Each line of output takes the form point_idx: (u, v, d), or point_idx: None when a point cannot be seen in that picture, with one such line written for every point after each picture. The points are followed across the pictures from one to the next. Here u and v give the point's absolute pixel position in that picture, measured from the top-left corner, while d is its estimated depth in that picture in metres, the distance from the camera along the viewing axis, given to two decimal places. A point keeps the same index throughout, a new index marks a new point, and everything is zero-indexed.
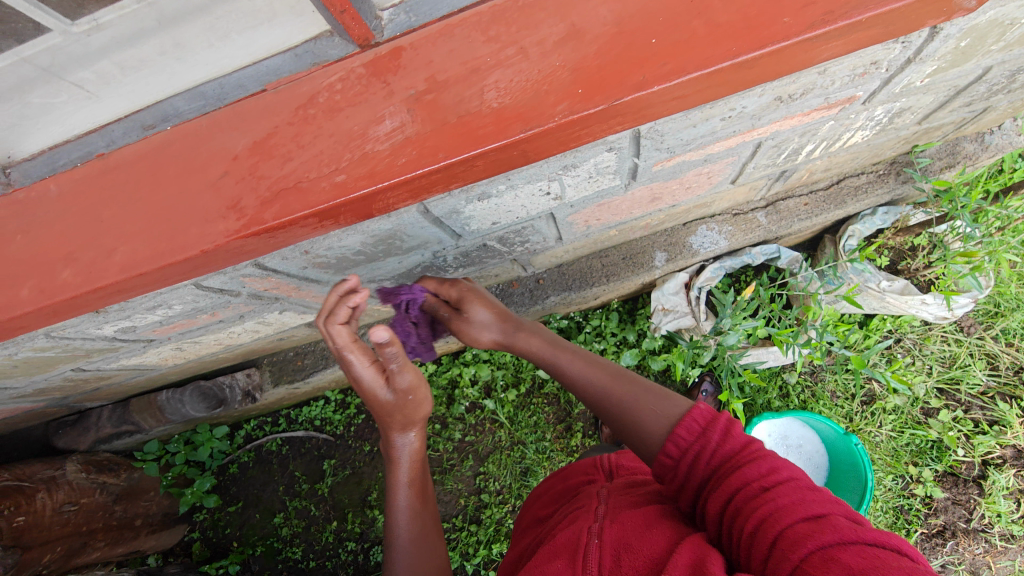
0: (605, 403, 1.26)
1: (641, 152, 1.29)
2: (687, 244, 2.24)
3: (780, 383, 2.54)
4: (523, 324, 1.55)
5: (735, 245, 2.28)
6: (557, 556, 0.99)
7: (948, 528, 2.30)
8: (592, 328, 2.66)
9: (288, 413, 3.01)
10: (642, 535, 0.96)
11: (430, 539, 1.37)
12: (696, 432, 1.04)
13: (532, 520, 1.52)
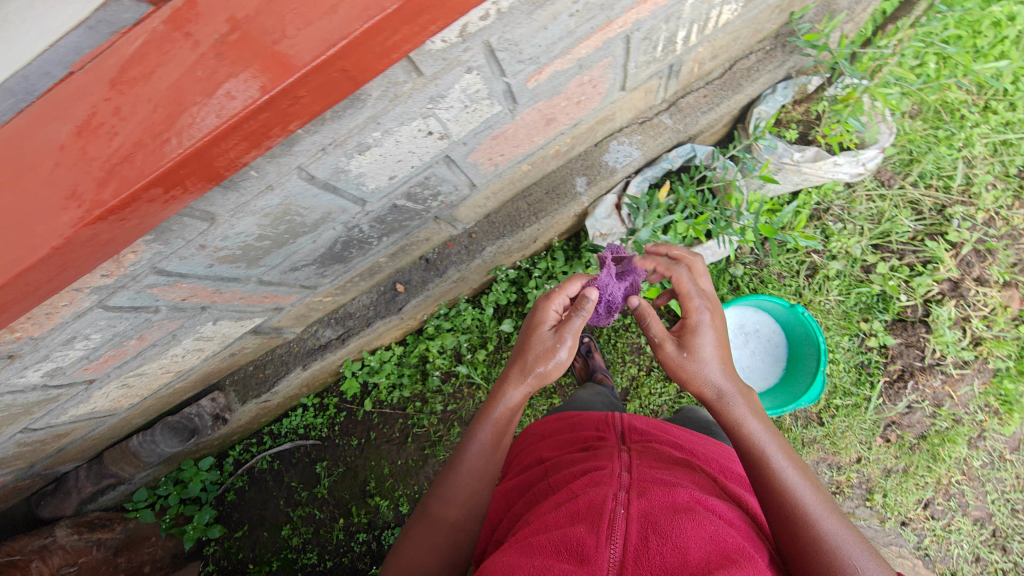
0: (804, 528, 1.13)
1: (505, 68, 1.29)
2: (603, 163, 2.25)
3: (726, 277, 2.63)
4: (747, 395, 1.35)
5: (651, 154, 2.31)
6: (579, 520, 1.13)
7: (906, 371, 2.42)
8: (541, 271, 2.77)
9: (270, 429, 3.01)
10: (665, 515, 1.11)
11: (482, 486, 1.51)
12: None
13: (536, 457, 1.65)
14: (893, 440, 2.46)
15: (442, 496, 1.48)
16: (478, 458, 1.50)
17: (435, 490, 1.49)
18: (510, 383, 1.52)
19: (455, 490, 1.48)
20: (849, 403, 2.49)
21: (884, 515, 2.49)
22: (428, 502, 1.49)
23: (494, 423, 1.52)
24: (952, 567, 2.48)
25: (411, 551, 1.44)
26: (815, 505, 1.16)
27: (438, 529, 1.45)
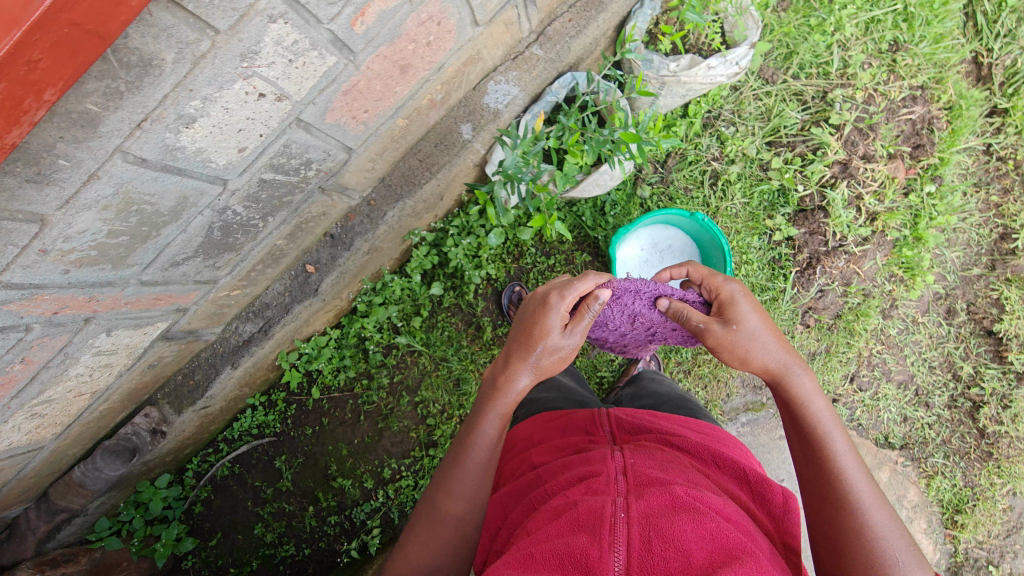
0: (854, 518, 1.28)
1: (317, 12, 1.27)
2: (484, 106, 2.22)
3: (634, 201, 2.68)
4: (804, 371, 1.50)
5: (533, 89, 2.29)
6: (580, 528, 1.11)
7: (813, 258, 2.54)
8: (459, 227, 2.75)
9: (224, 436, 2.99)
10: (665, 518, 1.11)
11: (484, 480, 1.57)
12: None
13: (524, 455, 1.69)
14: (813, 325, 2.59)
15: (446, 490, 1.53)
16: (481, 451, 1.57)
17: (440, 483, 1.55)
18: (519, 373, 1.60)
19: (461, 482, 1.53)
20: (767, 298, 2.58)
21: None
22: (433, 497, 1.54)
23: (497, 415, 1.60)
24: (883, 430, 2.65)
25: (419, 545, 1.50)
26: (868, 497, 1.30)
27: (444, 522, 1.51)
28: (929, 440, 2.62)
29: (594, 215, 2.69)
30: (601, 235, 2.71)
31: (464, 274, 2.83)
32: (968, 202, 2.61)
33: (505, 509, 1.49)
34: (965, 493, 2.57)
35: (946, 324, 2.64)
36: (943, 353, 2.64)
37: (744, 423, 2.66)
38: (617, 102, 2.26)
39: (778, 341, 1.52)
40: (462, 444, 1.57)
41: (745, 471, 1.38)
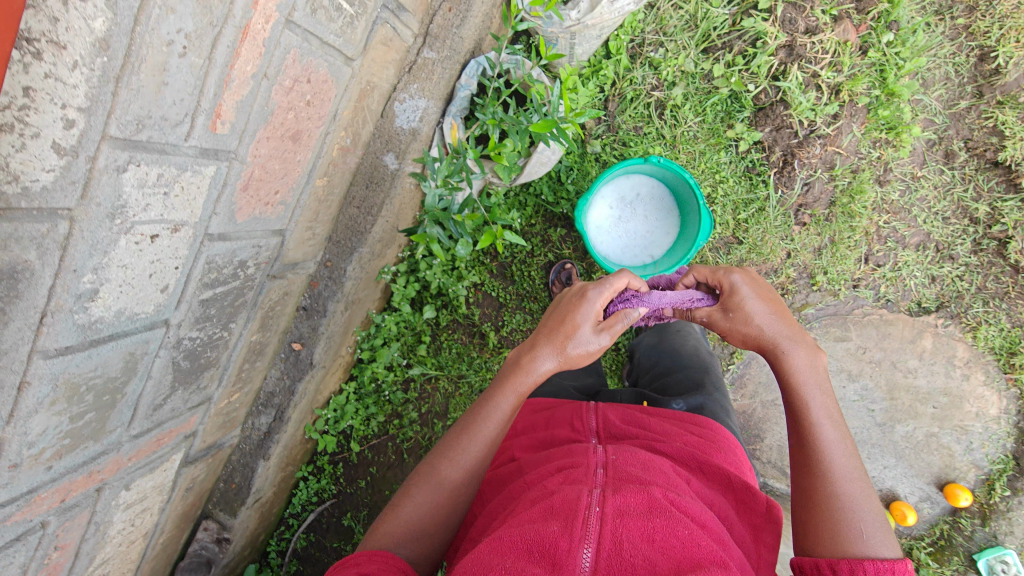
0: (829, 490, 1.40)
1: (170, 138, 1.18)
2: (397, 130, 2.08)
3: (588, 160, 2.53)
4: (800, 347, 1.56)
5: (442, 92, 2.14)
6: (552, 518, 1.15)
7: (787, 155, 2.38)
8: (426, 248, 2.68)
9: (289, 512, 3.05)
10: (639, 517, 1.15)
11: (489, 455, 1.57)
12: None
13: (508, 444, 1.72)
14: (808, 221, 2.46)
15: (456, 452, 1.53)
16: (494, 425, 1.58)
17: (450, 443, 1.55)
18: (547, 354, 1.61)
19: (471, 449, 1.54)
20: (753, 211, 2.45)
21: (834, 289, 2.52)
22: (440, 453, 1.54)
23: (515, 393, 1.60)
24: (914, 298, 2.53)
25: (415, 495, 1.49)
26: (845, 467, 1.42)
27: (446, 479, 1.51)
28: (964, 293, 2.49)
29: (552, 188, 2.56)
30: (565, 203, 2.57)
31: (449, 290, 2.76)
32: (935, 34, 2.38)
33: (486, 501, 1.53)
34: (1015, 334, 2.47)
35: (948, 170, 2.47)
36: (953, 200, 2.47)
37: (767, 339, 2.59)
38: (530, 78, 2.10)
39: (779, 322, 1.57)
40: (480, 411, 1.59)
41: (731, 479, 1.43)
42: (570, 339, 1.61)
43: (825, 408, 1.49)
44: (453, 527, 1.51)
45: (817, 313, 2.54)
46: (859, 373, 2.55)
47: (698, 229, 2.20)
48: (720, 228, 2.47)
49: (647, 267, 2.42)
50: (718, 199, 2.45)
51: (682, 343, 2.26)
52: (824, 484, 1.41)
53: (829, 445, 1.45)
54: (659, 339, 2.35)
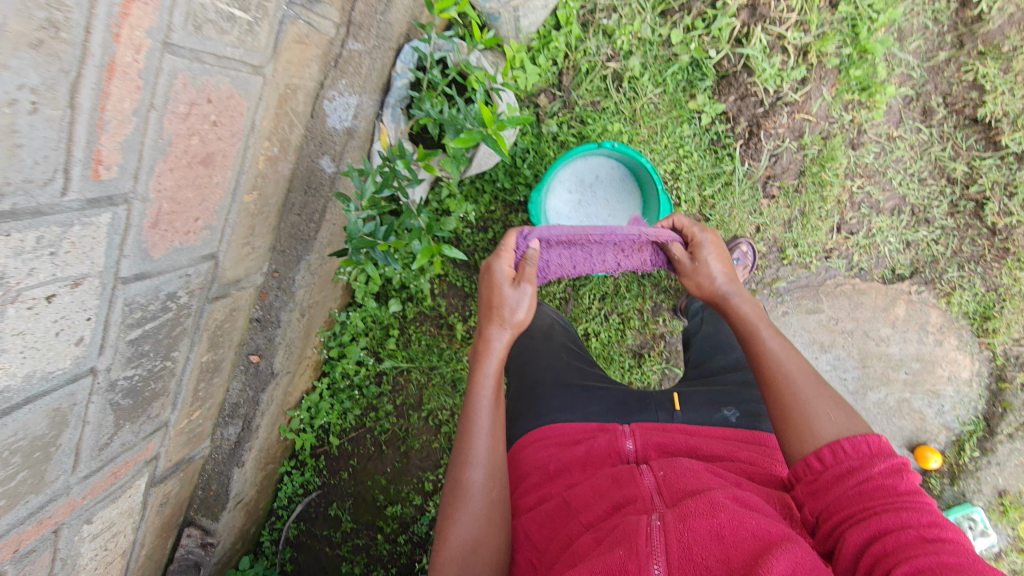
0: (789, 390, 1.43)
1: (43, 198, 1.08)
2: (328, 131, 1.94)
3: (545, 141, 2.38)
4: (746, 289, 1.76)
5: (375, 84, 1.98)
6: (618, 544, 1.09)
7: (752, 125, 2.28)
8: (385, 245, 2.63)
9: (277, 504, 3.07)
10: (703, 517, 1.09)
11: (495, 447, 1.54)
12: (866, 454, 1.19)
13: (542, 461, 1.60)
14: (777, 193, 2.34)
15: (469, 453, 1.50)
16: (484, 416, 1.56)
17: (463, 450, 1.51)
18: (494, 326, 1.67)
19: (478, 441, 1.52)
20: (718, 186, 2.34)
21: (806, 262, 2.44)
22: (458, 467, 1.48)
23: (487, 370, 1.64)
24: (887, 266, 2.46)
25: (456, 514, 1.40)
26: (794, 366, 1.49)
27: (475, 486, 1.45)
28: (938, 258, 2.42)
29: (509, 174, 2.42)
30: (524, 186, 2.42)
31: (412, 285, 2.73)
32: None
33: (540, 523, 1.41)
34: (989, 298, 2.42)
35: (925, 128, 2.32)
36: (931, 159, 2.34)
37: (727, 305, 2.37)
38: (468, 66, 1.90)
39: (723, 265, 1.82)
40: (467, 408, 1.58)
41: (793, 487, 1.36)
42: (499, 305, 1.69)
43: (771, 330, 1.62)
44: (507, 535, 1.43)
45: (789, 287, 2.47)
46: (831, 344, 2.51)
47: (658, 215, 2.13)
48: (685, 206, 2.34)
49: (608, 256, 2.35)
50: (681, 176, 2.33)
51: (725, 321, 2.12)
52: (774, 384, 1.48)
53: (777, 354, 1.54)
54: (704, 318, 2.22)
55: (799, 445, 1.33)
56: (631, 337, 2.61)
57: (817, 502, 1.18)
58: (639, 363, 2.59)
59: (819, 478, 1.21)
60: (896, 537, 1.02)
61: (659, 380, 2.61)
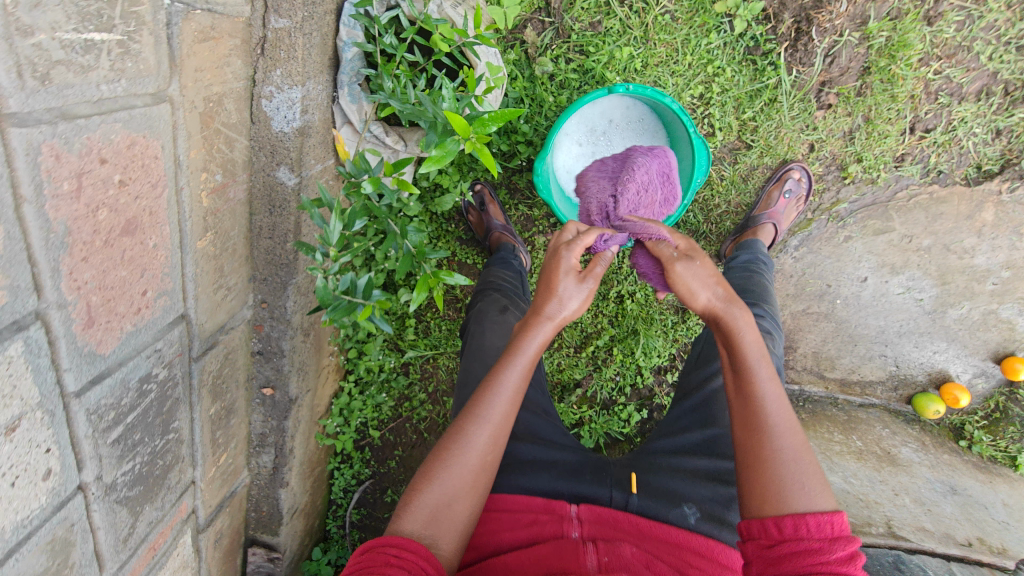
0: (770, 459, 1.21)
1: None
2: (275, 138, 1.58)
3: (542, 83, 1.98)
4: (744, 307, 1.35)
5: (317, 63, 1.57)
6: None
7: (801, 19, 1.88)
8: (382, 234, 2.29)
9: (333, 497, 2.98)
10: None
11: (499, 437, 1.33)
12: (826, 537, 1.08)
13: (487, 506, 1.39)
14: (835, 101, 1.96)
15: (482, 417, 1.31)
16: (503, 398, 1.34)
17: (476, 410, 1.32)
18: (554, 306, 1.39)
19: (493, 411, 1.32)
20: (759, 105, 1.97)
21: (873, 175, 2.07)
22: (465, 420, 1.31)
23: (532, 345, 1.40)
24: (972, 163, 2.04)
25: (442, 473, 1.24)
26: (783, 424, 1.24)
27: (472, 455, 1.28)
28: None
29: (505, 133, 2.01)
30: (524, 142, 2.03)
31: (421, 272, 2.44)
32: None
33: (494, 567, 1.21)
34: None
35: None
36: None
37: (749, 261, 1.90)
38: (428, 23, 1.44)
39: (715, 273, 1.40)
40: (500, 371, 1.37)
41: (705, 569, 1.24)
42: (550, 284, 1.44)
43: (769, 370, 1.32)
44: (469, 515, 1.26)
45: (851, 208, 2.15)
46: (904, 265, 2.20)
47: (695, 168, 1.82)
48: (721, 135, 2.01)
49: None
50: (713, 99, 1.97)
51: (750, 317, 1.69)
52: (756, 444, 1.24)
53: (770, 406, 1.27)
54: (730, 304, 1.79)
55: (759, 504, 1.18)
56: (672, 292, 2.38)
57: (766, 567, 1.10)
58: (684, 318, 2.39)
59: (770, 546, 1.12)
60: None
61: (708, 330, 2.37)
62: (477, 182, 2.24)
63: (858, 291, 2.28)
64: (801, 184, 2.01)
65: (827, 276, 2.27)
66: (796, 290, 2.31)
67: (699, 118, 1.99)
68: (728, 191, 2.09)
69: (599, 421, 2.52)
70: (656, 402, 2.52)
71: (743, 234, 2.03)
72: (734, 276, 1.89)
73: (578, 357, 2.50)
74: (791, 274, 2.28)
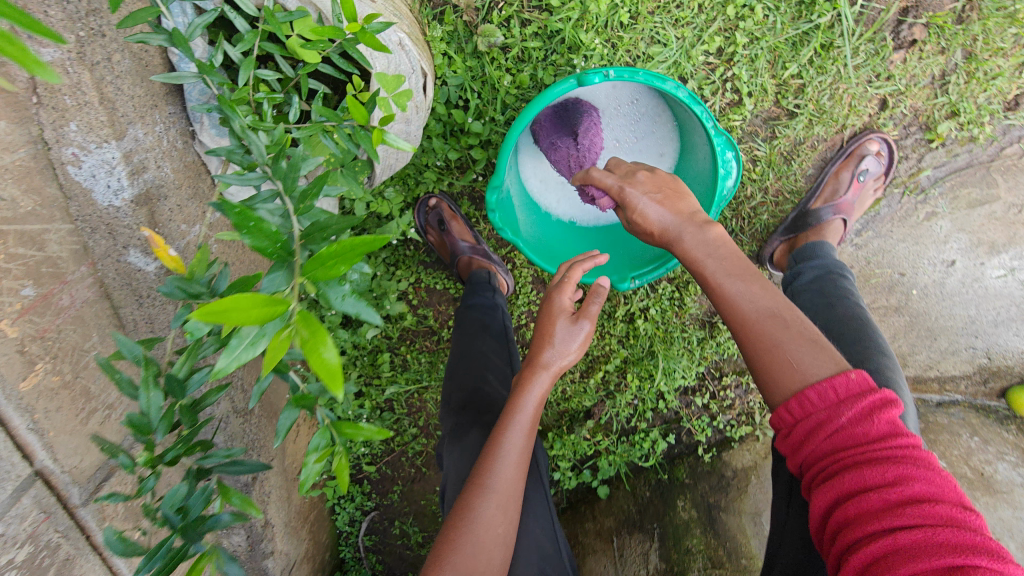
0: (771, 347, 0.90)
1: None
2: (106, 212, 1.06)
3: (493, 59, 1.43)
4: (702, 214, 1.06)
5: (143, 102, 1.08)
6: None
7: None
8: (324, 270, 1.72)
9: (338, 531, 2.60)
10: None
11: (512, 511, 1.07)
12: (835, 401, 0.81)
13: None
14: (923, 36, 1.47)
15: (490, 490, 1.05)
16: (509, 469, 1.08)
17: (481, 481, 1.06)
18: (552, 351, 1.13)
19: (500, 480, 1.06)
20: (807, 56, 1.48)
21: (972, 133, 1.56)
22: (471, 496, 1.05)
23: (534, 400, 1.13)
24: None
25: (451, 554, 0.99)
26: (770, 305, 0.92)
27: (484, 532, 1.02)
28: None
29: (452, 136, 1.52)
30: (476, 145, 1.52)
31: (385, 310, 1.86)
32: None
33: None
34: None
35: None
36: None
37: (813, 271, 1.40)
38: (273, 19, 0.89)
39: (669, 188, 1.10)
40: (503, 430, 1.11)
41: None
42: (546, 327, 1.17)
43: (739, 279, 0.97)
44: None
45: (937, 176, 1.61)
46: (1008, 242, 1.66)
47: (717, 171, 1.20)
48: (751, 101, 1.51)
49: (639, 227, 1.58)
50: (738, 55, 1.47)
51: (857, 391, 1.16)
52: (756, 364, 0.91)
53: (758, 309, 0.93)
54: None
55: (769, 388, 0.89)
56: (694, 304, 1.82)
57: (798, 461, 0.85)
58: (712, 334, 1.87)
59: (792, 432, 0.85)
60: (859, 511, 0.74)
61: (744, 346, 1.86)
62: (432, 195, 1.71)
63: (941, 278, 1.72)
64: (881, 160, 1.51)
65: (901, 263, 1.71)
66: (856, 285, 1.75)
67: (720, 82, 1.50)
68: (763, 176, 1.58)
69: (617, 452, 2.10)
70: (684, 425, 2.09)
71: (797, 235, 1.54)
72: (805, 299, 1.37)
73: (587, 382, 2.09)
74: (854, 265, 1.73)
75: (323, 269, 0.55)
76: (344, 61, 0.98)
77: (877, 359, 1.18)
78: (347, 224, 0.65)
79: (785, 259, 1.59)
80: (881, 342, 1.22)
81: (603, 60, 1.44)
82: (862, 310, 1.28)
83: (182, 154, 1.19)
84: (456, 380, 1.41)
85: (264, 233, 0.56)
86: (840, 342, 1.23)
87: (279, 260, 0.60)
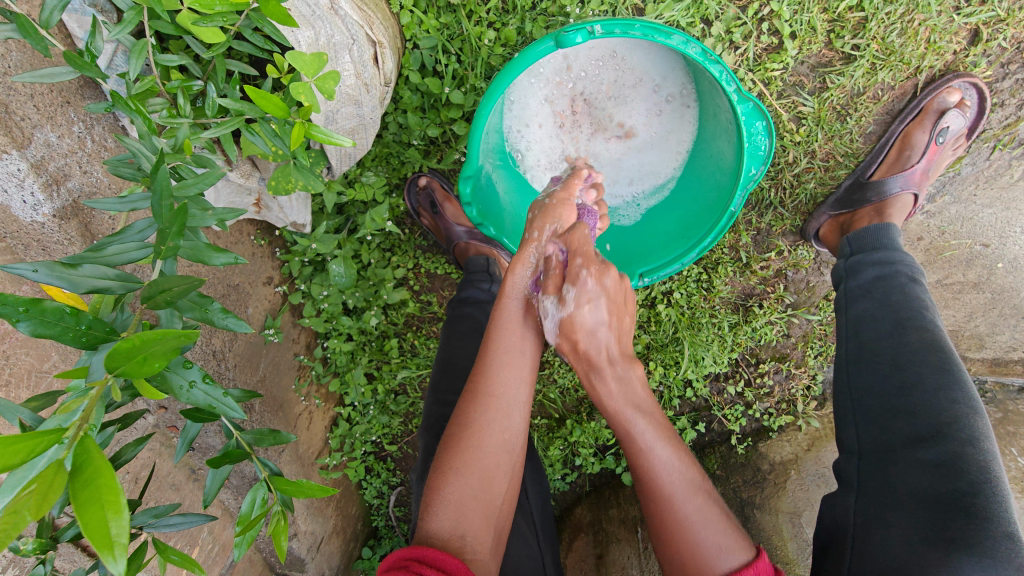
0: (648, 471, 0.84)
1: None
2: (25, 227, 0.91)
3: (471, 12, 1.26)
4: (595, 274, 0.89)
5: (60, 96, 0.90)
6: None
7: None
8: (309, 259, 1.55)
9: None
10: None
11: (513, 406, 0.88)
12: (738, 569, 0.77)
13: None
14: None
15: (492, 395, 0.88)
16: (506, 367, 0.91)
17: (477, 387, 0.89)
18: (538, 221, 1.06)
19: (495, 385, 0.88)
20: None
21: None
22: (466, 404, 0.88)
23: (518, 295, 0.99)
24: None
25: (459, 463, 0.82)
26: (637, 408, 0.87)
27: (491, 437, 0.85)
28: None
29: (432, 109, 1.36)
30: (460, 118, 1.36)
31: (383, 305, 1.65)
32: None
33: None
34: None
35: None
36: None
37: (875, 275, 1.19)
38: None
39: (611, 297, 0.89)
40: (495, 329, 0.95)
41: None
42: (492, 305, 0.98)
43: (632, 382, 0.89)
44: (503, 512, 0.85)
45: None
46: None
47: (743, 143, 1.04)
48: (796, 44, 1.26)
49: (631, 215, 1.39)
50: None
51: (931, 453, 0.94)
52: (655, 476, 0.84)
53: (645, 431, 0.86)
54: (881, 418, 1.04)
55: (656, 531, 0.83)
56: (725, 287, 1.51)
57: None
58: (746, 320, 1.52)
59: None
60: None
61: (782, 333, 1.55)
62: (422, 173, 1.48)
63: None
64: (967, 113, 1.24)
65: (985, 231, 1.39)
66: (924, 260, 1.45)
67: (755, 23, 1.26)
68: (811, 138, 1.34)
69: None
70: (716, 413, 1.60)
71: (853, 211, 1.31)
72: (864, 304, 1.17)
73: None
74: (926, 240, 1.43)
75: (137, 364, 0.45)
76: (258, 39, 0.83)
77: (965, 421, 0.95)
78: (192, 285, 0.58)
79: (835, 236, 1.35)
80: (973, 398, 0.98)
81: (603, 5, 1.23)
82: (942, 339, 1.06)
83: (115, 153, 0.98)
84: (442, 396, 1.20)
85: (56, 316, 0.48)
86: (915, 388, 1.01)
87: (94, 339, 0.52)
